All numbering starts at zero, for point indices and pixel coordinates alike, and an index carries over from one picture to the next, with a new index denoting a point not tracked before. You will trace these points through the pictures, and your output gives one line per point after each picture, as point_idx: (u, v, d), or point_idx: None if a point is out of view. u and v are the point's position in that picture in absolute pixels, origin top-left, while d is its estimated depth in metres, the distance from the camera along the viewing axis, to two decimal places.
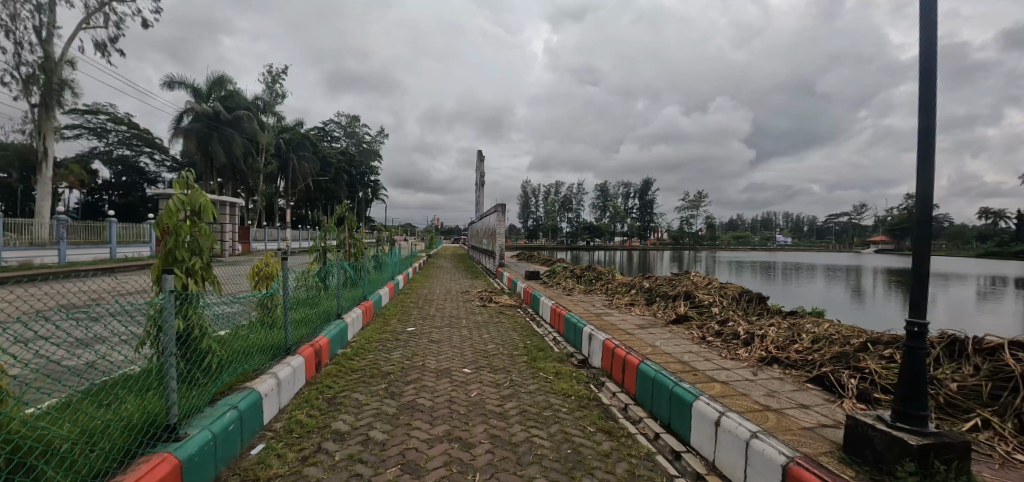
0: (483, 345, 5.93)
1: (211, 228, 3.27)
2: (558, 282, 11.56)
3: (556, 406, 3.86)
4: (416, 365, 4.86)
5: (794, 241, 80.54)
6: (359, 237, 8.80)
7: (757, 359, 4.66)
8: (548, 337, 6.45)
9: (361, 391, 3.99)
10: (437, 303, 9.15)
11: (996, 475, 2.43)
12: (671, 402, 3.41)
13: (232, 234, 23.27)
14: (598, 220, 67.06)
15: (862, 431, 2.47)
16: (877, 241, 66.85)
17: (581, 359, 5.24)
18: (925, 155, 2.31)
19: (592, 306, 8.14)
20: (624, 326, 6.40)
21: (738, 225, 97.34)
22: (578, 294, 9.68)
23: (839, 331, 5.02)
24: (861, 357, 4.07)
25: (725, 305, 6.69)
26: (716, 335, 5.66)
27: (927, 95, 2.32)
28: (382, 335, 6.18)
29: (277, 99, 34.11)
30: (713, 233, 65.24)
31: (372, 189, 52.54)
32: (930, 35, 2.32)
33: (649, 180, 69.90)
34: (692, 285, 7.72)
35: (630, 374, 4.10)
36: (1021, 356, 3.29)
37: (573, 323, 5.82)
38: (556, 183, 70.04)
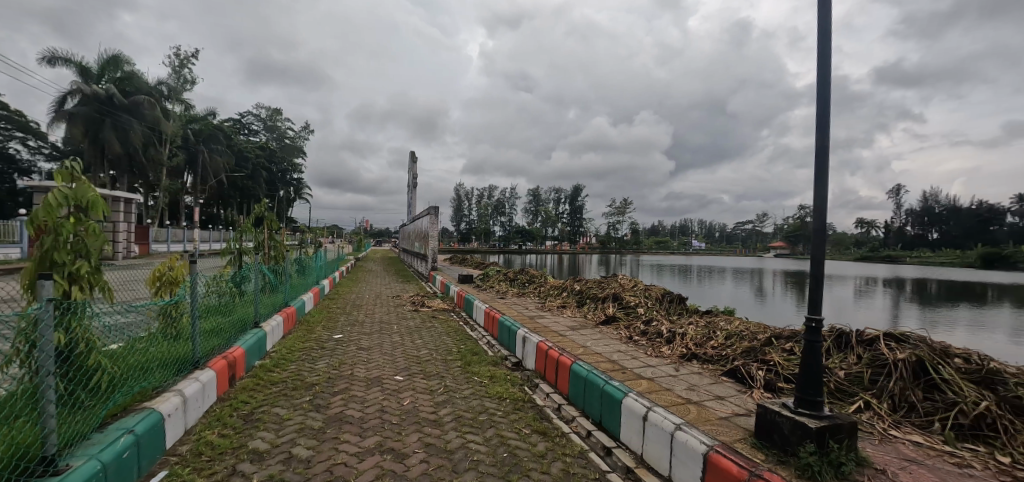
0: (416, 351, 5.75)
1: (101, 227, 2.85)
2: (491, 285, 11.58)
3: (491, 410, 3.84)
4: (344, 375, 4.59)
5: (707, 246, 87.78)
6: (280, 239, 8.18)
7: (678, 355, 4.97)
8: (482, 341, 6.41)
9: (282, 405, 3.69)
10: (367, 309, 8.73)
11: (876, 449, 2.80)
12: (602, 400, 3.52)
13: (127, 234, 20.63)
14: (530, 224, 68.39)
15: (770, 418, 2.72)
16: (776, 246, 74.84)
17: (515, 362, 5.27)
18: (822, 170, 2.61)
19: (526, 309, 8.24)
20: (557, 328, 6.54)
21: (659, 231, 104.10)
22: (511, 298, 9.76)
23: (747, 328, 5.51)
24: (767, 351, 4.50)
25: (649, 306, 7.08)
26: (642, 334, 5.97)
27: (825, 116, 2.61)
28: (305, 344, 5.77)
29: (185, 86, 30.91)
30: (637, 238, 69.15)
31: (294, 187, 49.24)
32: (826, 64, 2.61)
33: (579, 186, 72.54)
34: (619, 287, 8.09)
35: (562, 374, 4.19)
36: (892, 346, 3.83)
37: (507, 327, 5.83)
38: (490, 187, 70.42)
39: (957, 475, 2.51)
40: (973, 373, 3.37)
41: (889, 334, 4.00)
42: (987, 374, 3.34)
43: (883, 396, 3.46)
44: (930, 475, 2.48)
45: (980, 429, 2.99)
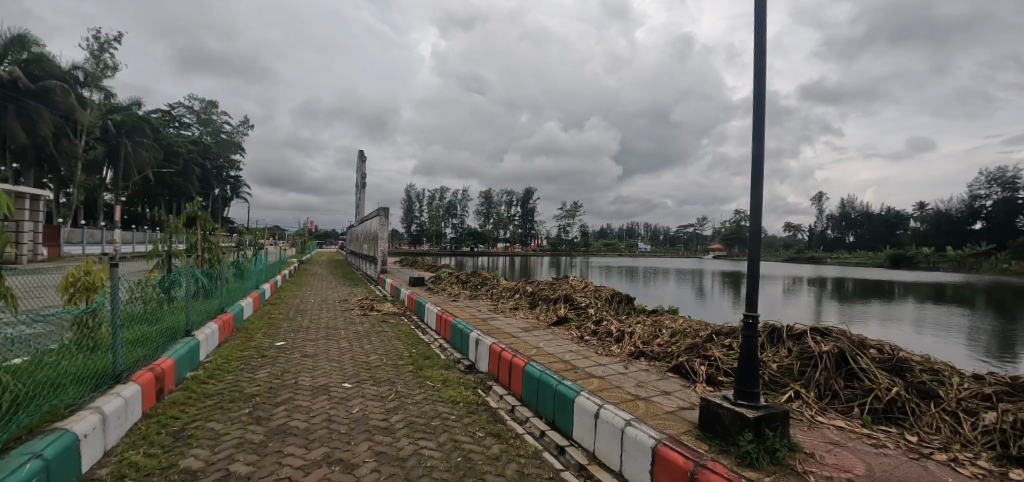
0: (364, 356, 5.56)
1: (7, 226, 2.55)
2: (443, 288, 11.43)
3: (444, 414, 3.78)
4: (287, 384, 4.35)
5: (652, 248, 91.59)
6: (215, 240, 7.65)
7: (627, 353, 5.15)
8: (434, 345, 6.31)
9: (218, 419, 3.43)
10: (311, 315, 8.32)
11: (805, 435, 3.04)
12: (555, 399, 3.56)
13: (33, 234, 18.45)
14: (482, 226, 68.28)
15: (712, 409, 2.87)
16: (714, 248, 79.40)
17: (468, 364, 5.23)
18: (758, 176, 2.80)
19: (479, 311, 8.20)
20: (510, 329, 6.56)
21: (607, 233, 107.37)
22: (464, 300, 9.68)
23: (691, 325, 5.80)
24: (708, 347, 4.77)
25: (598, 306, 7.28)
26: (593, 334, 6.13)
27: (760, 127, 2.80)
28: (244, 352, 5.41)
29: (106, 72, 28.17)
30: (586, 241, 70.84)
31: (231, 185, 46.18)
32: (762, 78, 2.81)
33: (530, 189, 73.29)
34: (571, 288, 8.24)
35: (516, 376, 4.20)
36: (818, 339, 4.17)
37: (460, 330, 5.77)
38: (441, 189, 69.55)
39: (874, 454, 2.77)
40: (884, 362, 3.75)
41: (814, 328, 4.36)
42: (895, 362, 3.73)
43: (810, 385, 3.77)
44: (850, 456, 2.73)
45: (891, 412, 3.34)
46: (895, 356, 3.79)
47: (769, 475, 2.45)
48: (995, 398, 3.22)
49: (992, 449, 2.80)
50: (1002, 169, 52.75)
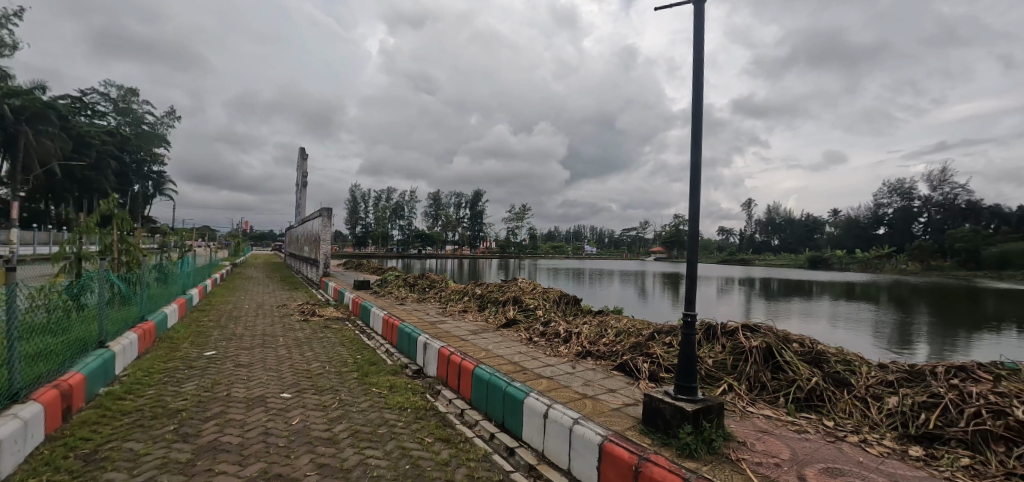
0: (305, 364, 5.29)
1: None
2: (389, 291, 11.12)
3: (392, 421, 3.68)
4: (219, 397, 4.05)
5: (597, 250, 94.47)
6: (134, 241, 6.97)
7: (574, 353, 5.26)
8: (380, 350, 6.12)
9: (137, 438, 3.13)
10: (245, 322, 7.80)
11: (737, 424, 3.26)
12: (505, 402, 3.57)
13: None
14: (430, 228, 67.29)
15: (655, 405, 3.00)
16: (655, 251, 83.20)
17: (416, 369, 5.12)
18: (697, 182, 2.97)
19: (427, 314, 8.06)
20: (459, 332, 6.51)
21: (555, 236, 109.51)
22: (411, 303, 9.46)
23: (634, 324, 6.04)
24: (650, 344, 4.98)
25: (546, 307, 7.40)
26: (541, 335, 6.22)
27: (698, 136, 2.97)
28: (168, 364, 4.97)
29: (2, 51, 24.93)
30: (534, 243, 71.75)
31: (153, 182, 42.36)
32: (700, 91, 2.99)
33: (479, 191, 73.20)
34: (520, 290, 8.32)
35: (465, 379, 4.17)
36: (748, 335, 4.49)
37: (407, 334, 5.64)
38: (388, 189, 67.79)
39: (797, 440, 3.01)
40: (805, 354, 4.10)
41: (745, 325, 4.69)
42: (813, 354, 4.10)
43: (742, 378, 4.04)
44: (777, 442, 2.96)
45: (812, 399, 3.65)
46: (814, 349, 4.16)
47: (706, 464, 2.60)
48: (895, 383, 3.63)
49: (893, 429, 3.15)
50: (900, 180, 59.54)
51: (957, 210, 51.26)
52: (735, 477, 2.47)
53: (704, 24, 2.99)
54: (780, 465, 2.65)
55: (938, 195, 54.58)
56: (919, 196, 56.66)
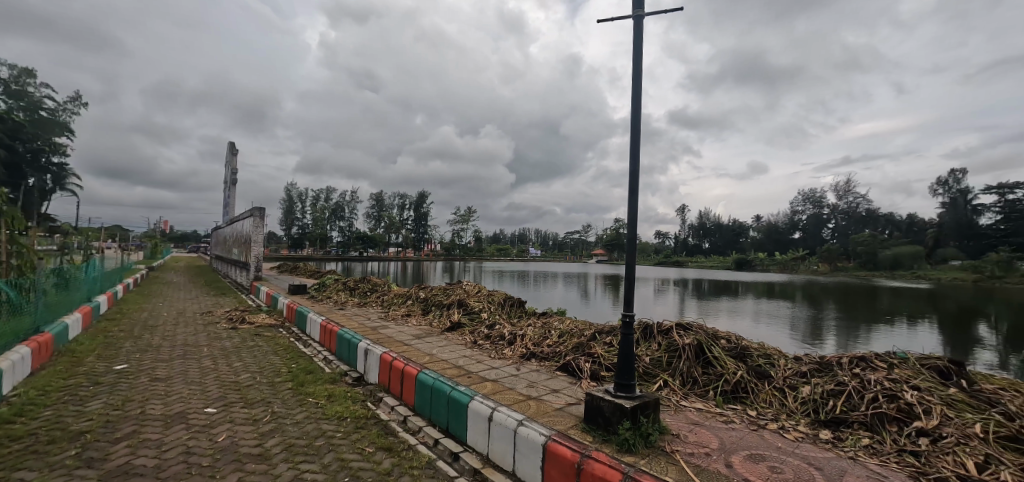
0: (234, 375, 4.92)
1: None
2: (328, 296, 10.60)
3: (330, 433, 3.51)
4: (131, 415, 3.66)
5: (542, 253, 95.97)
6: (28, 244, 6.14)
7: (519, 355, 5.32)
8: (318, 358, 5.82)
9: (30, 467, 2.76)
10: (163, 331, 7.11)
11: (672, 418, 3.44)
12: (449, 407, 3.53)
13: None
14: (372, 230, 65.06)
15: (595, 403, 3.10)
16: (597, 253, 85.84)
17: (356, 377, 4.92)
18: (634, 190, 3.11)
19: (369, 320, 7.78)
20: (402, 337, 6.35)
21: (500, 238, 109.95)
22: (352, 308, 9.09)
23: (576, 325, 6.20)
24: (592, 345, 5.14)
25: (492, 310, 7.41)
26: (485, 338, 6.21)
27: (636, 145, 3.12)
28: (68, 381, 4.43)
29: None
30: (480, 246, 71.53)
31: (52, 174, 37.61)
32: (638, 102, 3.13)
33: (424, 193, 71.89)
34: (465, 294, 8.27)
35: (408, 385, 4.07)
36: (681, 334, 4.75)
37: (346, 340, 5.42)
38: (327, 189, 64.77)
39: (725, 430, 3.23)
40: (731, 350, 4.43)
41: (679, 324, 4.96)
42: (739, 350, 4.43)
43: (676, 375, 4.27)
44: (707, 433, 3.15)
45: (737, 391, 3.94)
46: (739, 345, 4.49)
47: (643, 458, 2.72)
48: (808, 374, 4.00)
49: (807, 415, 3.48)
50: (812, 189, 65.76)
51: (858, 217, 57.48)
52: (669, 468, 2.60)
53: (643, 39, 3.14)
54: (710, 454, 2.83)
55: (843, 204, 60.90)
56: (827, 204, 62.87)
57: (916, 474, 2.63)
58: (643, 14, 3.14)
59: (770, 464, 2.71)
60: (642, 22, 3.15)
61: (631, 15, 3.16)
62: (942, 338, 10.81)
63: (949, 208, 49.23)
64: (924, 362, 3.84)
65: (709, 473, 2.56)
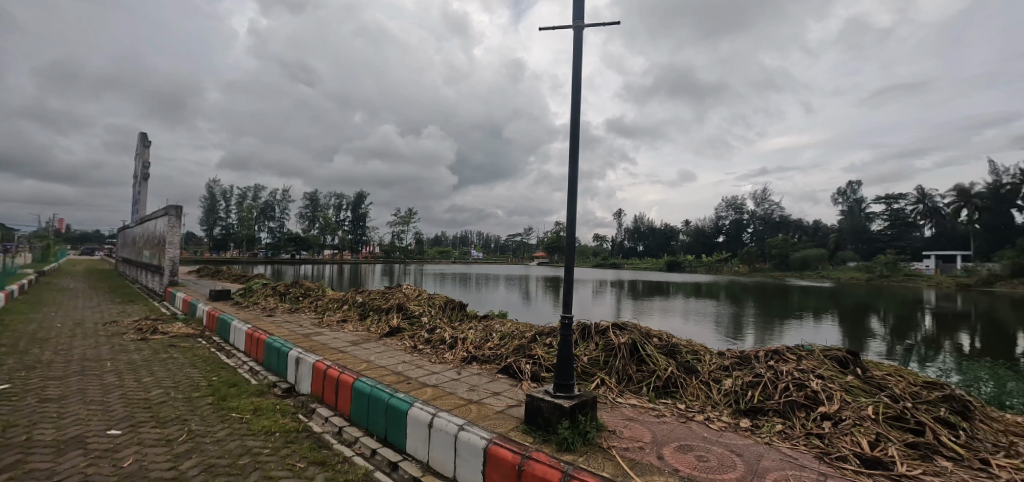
0: (143, 392, 4.45)
1: None
2: (254, 302, 9.88)
3: (256, 449, 3.28)
4: (13, 444, 3.19)
5: (484, 256, 95.96)
6: None
7: (460, 359, 5.27)
8: (243, 369, 5.41)
9: None
10: (56, 344, 6.27)
11: (608, 415, 3.56)
12: (387, 415, 3.42)
13: None
14: (305, 231, 61.69)
15: (535, 404, 3.14)
16: (538, 256, 87.24)
17: (286, 388, 4.63)
18: (573, 194, 3.20)
19: (301, 326, 7.35)
20: (338, 344, 6.07)
21: (442, 241, 108.65)
22: (282, 315, 8.54)
23: (517, 327, 6.28)
24: (532, 346, 5.22)
25: (432, 314, 7.29)
26: (426, 342, 6.11)
27: (576, 150, 3.21)
28: None
29: None
30: (421, 248, 70.16)
31: None
32: (577, 109, 3.23)
33: (362, 193, 69.34)
34: (404, 297, 8.08)
35: (343, 394, 3.90)
36: (617, 333, 4.95)
37: (275, 349, 5.09)
38: (255, 187, 60.57)
39: (657, 424, 3.41)
40: (663, 347, 4.68)
41: (614, 324, 5.17)
42: (669, 347, 4.69)
43: (612, 373, 4.43)
44: (641, 428, 3.30)
45: (668, 386, 4.17)
46: (669, 343, 4.76)
47: (582, 455, 2.79)
48: (730, 367, 4.32)
49: (728, 405, 3.75)
50: (734, 197, 71.30)
51: (773, 223, 63.11)
52: (606, 463, 2.69)
53: (582, 49, 3.25)
54: (643, 447, 2.96)
55: (760, 210, 66.60)
56: (747, 210, 68.44)
57: (820, 453, 2.93)
58: (582, 25, 3.25)
59: (697, 454, 2.89)
60: (581, 33, 3.26)
61: (571, 25, 3.26)
62: (841, 330, 12.12)
63: (847, 215, 55.45)
64: (827, 353, 4.28)
65: (642, 466, 2.68)
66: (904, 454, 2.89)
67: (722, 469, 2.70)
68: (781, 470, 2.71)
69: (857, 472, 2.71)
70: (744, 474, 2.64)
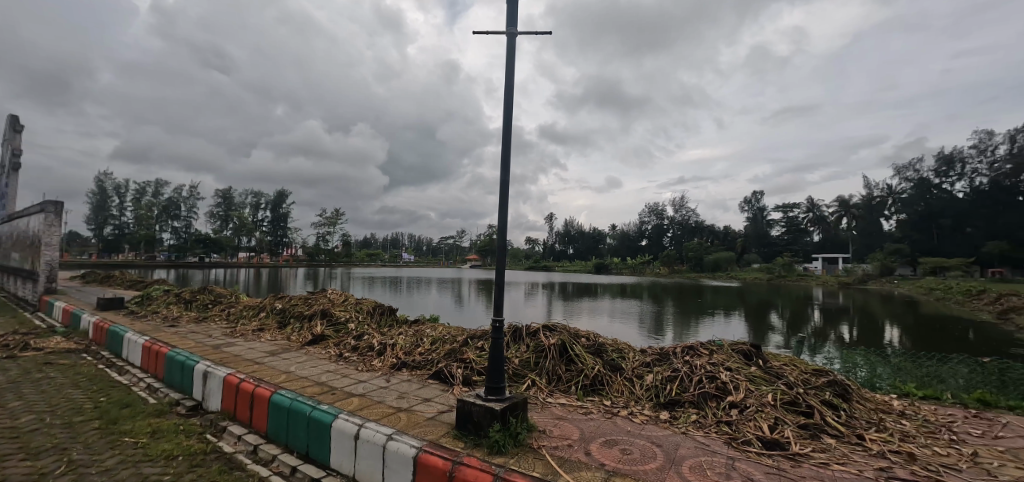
0: (8, 420, 3.80)
1: None
2: (153, 311, 8.81)
3: (153, 477, 2.92)
4: None
5: (416, 259, 93.77)
6: None
7: (389, 366, 5.10)
8: (139, 387, 4.81)
9: None
10: None
11: (539, 416, 3.64)
12: (309, 429, 3.22)
13: None
14: (216, 231, 56.48)
15: (466, 409, 3.13)
16: (472, 258, 86.96)
17: (191, 406, 4.18)
18: (505, 197, 3.24)
19: (209, 337, 6.69)
20: (253, 355, 5.61)
21: (371, 243, 104.72)
22: (187, 325, 7.71)
23: (448, 331, 6.19)
24: (464, 350, 5.19)
25: (360, 320, 6.98)
26: (352, 350, 5.84)
27: (507, 154, 3.25)
28: None
29: None
30: (348, 250, 66.97)
31: None
32: (510, 115, 3.28)
33: (284, 191, 64.79)
34: (330, 303, 7.66)
35: (259, 409, 3.61)
36: (547, 335, 5.07)
37: (179, 363, 4.59)
38: (156, 182, 54.39)
39: (585, 421, 3.54)
40: (590, 347, 4.88)
41: (545, 325, 5.29)
42: (596, 346, 4.90)
43: (542, 374, 4.53)
44: (570, 426, 3.41)
45: (595, 384, 4.34)
46: (596, 342, 4.97)
47: (513, 457, 2.82)
48: (651, 364, 4.59)
49: (650, 400, 3.98)
50: (656, 203, 76.14)
51: (689, 228, 68.21)
52: (536, 463, 2.74)
53: (515, 56, 3.30)
54: (572, 445, 3.05)
55: (679, 216, 71.74)
56: (667, 216, 73.38)
57: (729, 439, 3.21)
58: (515, 32, 3.30)
59: (622, 447, 3.04)
60: (514, 39, 3.31)
61: (504, 31, 3.30)
62: (747, 326, 13.38)
63: (751, 222, 61.40)
64: (734, 347, 4.69)
65: (571, 463, 2.77)
66: (798, 434, 3.25)
67: (643, 459, 2.86)
68: (696, 456, 2.92)
69: (759, 453, 3.01)
70: (664, 463, 2.81)
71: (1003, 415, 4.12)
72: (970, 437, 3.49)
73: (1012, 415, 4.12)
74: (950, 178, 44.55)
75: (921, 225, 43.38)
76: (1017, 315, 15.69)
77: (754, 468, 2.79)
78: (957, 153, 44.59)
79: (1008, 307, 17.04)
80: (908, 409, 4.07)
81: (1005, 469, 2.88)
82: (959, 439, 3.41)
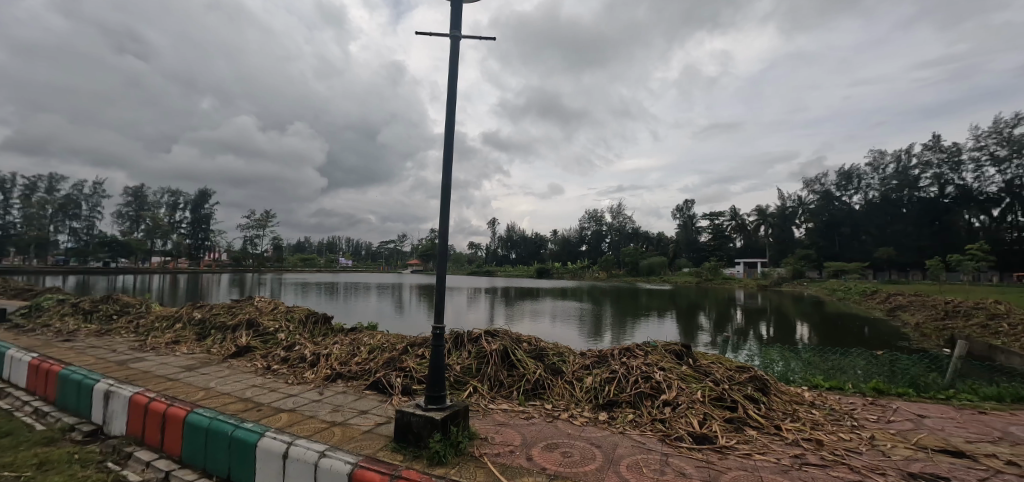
0: None
1: None
2: (42, 325, 7.69)
3: None
4: None
5: (354, 263, 90.56)
6: None
7: (323, 377, 4.83)
8: (24, 412, 4.19)
9: None
10: None
11: (480, 423, 3.60)
12: (230, 450, 2.96)
13: None
14: (123, 233, 50.81)
15: (405, 419, 3.02)
16: (414, 263, 85.18)
17: (89, 431, 3.71)
18: (446, 200, 3.19)
19: (114, 352, 5.98)
20: (166, 371, 5.10)
21: (306, 247, 99.93)
22: (87, 339, 6.86)
23: (387, 340, 5.94)
24: (403, 359, 5.05)
25: (291, 330, 6.54)
26: (282, 362, 5.47)
27: (450, 159, 3.21)
28: None
29: None
30: (280, 255, 63.04)
31: None
32: (451, 121, 3.23)
33: (207, 189, 59.42)
34: (256, 312, 7.15)
35: (173, 431, 3.28)
36: (489, 340, 5.08)
37: (74, 382, 4.04)
38: (49, 177, 48.15)
39: (526, 426, 3.55)
40: (532, 352, 4.93)
41: (485, 331, 5.27)
42: (538, 351, 4.96)
43: (484, 380, 4.50)
44: (511, 432, 3.40)
45: (536, 388, 4.38)
46: (538, 347, 5.03)
47: (454, 467, 2.76)
48: (590, 366, 4.71)
49: (589, 402, 4.07)
50: (595, 210, 78.66)
51: (626, 234, 71.28)
52: (478, 472, 2.71)
53: (458, 59, 3.27)
54: (514, 451, 3.05)
55: (616, 223, 74.68)
56: (606, 222, 75.94)
57: (663, 436, 3.36)
58: (459, 36, 3.28)
59: (562, 450, 3.08)
60: (458, 42, 3.29)
61: (448, 33, 3.26)
62: (678, 325, 14.37)
63: (682, 228, 65.05)
64: (667, 347, 4.93)
65: (513, 470, 2.76)
66: (723, 427, 3.49)
67: (583, 461, 2.92)
68: (632, 455, 3.02)
69: (690, 448, 3.17)
70: (603, 464, 2.89)
71: (894, 401, 4.65)
72: (868, 422, 3.91)
73: (900, 401, 4.69)
74: (849, 191, 50.03)
75: (826, 232, 48.36)
76: (903, 312, 17.88)
77: (686, 463, 2.94)
78: (854, 170, 50.14)
79: (894, 305, 19.44)
80: (817, 400, 4.47)
81: (896, 450, 3.25)
82: (859, 424, 3.81)
